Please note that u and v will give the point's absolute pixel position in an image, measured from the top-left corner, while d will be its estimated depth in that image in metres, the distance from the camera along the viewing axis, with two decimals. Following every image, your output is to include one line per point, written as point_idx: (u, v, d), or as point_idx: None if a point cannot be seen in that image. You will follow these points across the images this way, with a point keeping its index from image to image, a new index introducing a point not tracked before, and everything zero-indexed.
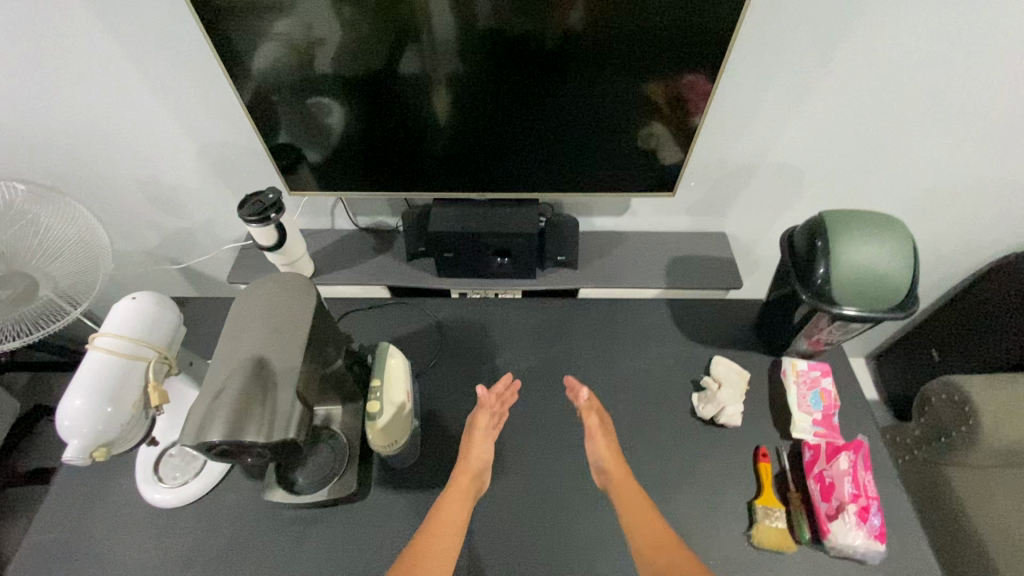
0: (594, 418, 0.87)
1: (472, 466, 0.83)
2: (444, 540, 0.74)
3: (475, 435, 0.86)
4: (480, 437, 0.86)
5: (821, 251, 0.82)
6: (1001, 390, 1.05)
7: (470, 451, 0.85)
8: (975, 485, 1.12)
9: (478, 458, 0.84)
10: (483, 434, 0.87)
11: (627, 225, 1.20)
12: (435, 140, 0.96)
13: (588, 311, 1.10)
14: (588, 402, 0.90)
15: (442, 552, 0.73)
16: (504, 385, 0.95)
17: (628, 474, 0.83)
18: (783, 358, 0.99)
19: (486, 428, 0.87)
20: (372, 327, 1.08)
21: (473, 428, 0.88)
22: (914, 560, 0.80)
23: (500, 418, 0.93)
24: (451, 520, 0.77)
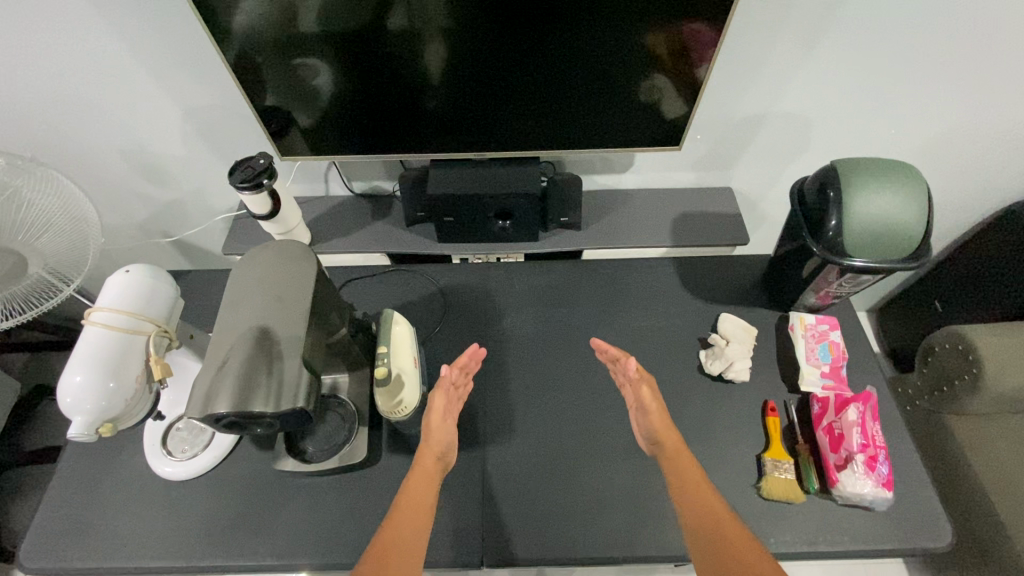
0: (646, 391, 0.82)
1: (434, 449, 0.80)
2: (414, 526, 0.71)
3: (433, 420, 0.82)
4: (439, 420, 0.83)
5: (832, 203, 0.80)
6: (1004, 339, 1.05)
7: (431, 434, 0.82)
8: (976, 432, 1.13)
9: (440, 441, 0.81)
10: (442, 416, 0.84)
11: (631, 183, 1.17)
12: (429, 99, 0.92)
13: (594, 272, 1.08)
14: (637, 372, 0.85)
15: (412, 539, 0.69)
16: (467, 356, 0.89)
17: (681, 444, 0.79)
18: (791, 313, 0.98)
19: (444, 410, 0.84)
20: (374, 295, 1.06)
21: (428, 413, 0.83)
22: (919, 505, 0.81)
23: (461, 391, 0.89)
24: (418, 506, 0.73)
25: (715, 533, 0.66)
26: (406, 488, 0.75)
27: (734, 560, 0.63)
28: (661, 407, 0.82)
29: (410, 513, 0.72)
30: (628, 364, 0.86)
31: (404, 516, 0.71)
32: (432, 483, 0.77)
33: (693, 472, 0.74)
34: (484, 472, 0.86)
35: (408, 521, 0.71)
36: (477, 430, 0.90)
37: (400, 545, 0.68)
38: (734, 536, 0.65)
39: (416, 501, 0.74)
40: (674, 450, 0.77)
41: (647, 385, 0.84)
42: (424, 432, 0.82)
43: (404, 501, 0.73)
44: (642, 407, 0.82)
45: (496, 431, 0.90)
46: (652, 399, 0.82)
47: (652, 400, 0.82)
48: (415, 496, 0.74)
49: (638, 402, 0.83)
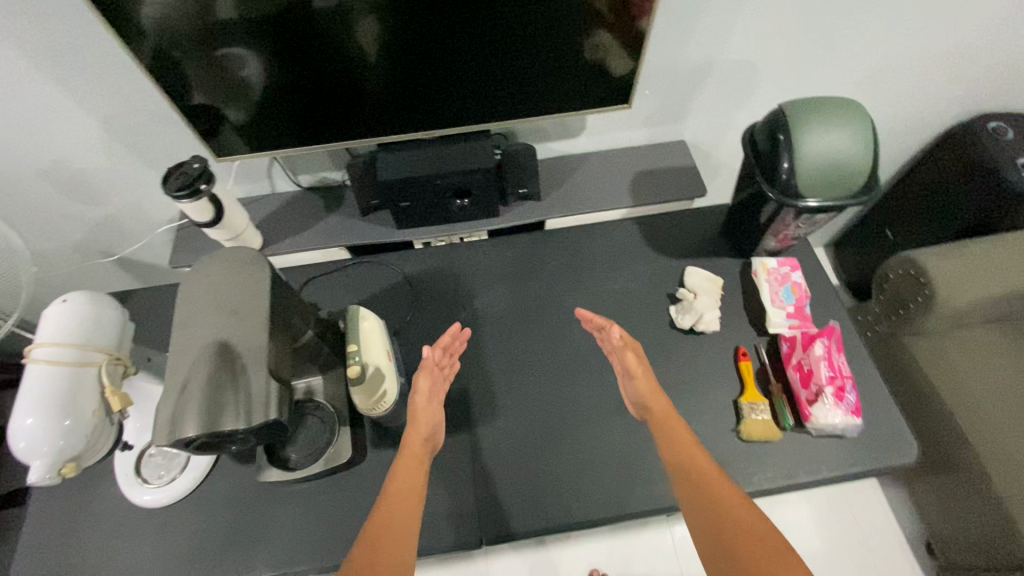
0: (631, 356, 0.83)
1: (420, 433, 0.79)
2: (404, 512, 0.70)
3: (419, 403, 0.81)
4: (424, 402, 0.82)
5: (783, 147, 0.81)
6: (951, 259, 1.11)
7: (418, 417, 0.81)
8: (932, 349, 1.20)
9: (426, 424, 0.80)
10: (427, 399, 0.83)
11: (585, 147, 1.15)
12: (368, 80, 0.88)
13: (559, 242, 1.07)
14: (621, 339, 0.85)
15: (403, 524, 0.68)
16: (450, 336, 0.89)
17: (668, 407, 0.80)
18: (753, 259, 0.99)
19: (429, 391, 0.83)
20: (337, 291, 1.03)
21: (414, 397, 0.82)
22: (885, 425, 0.85)
23: (447, 370, 0.89)
24: (407, 492, 0.72)
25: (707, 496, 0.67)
26: (394, 473, 0.74)
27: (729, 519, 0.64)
28: (649, 372, 0.83)
29: (401, 496, 0.71)
30: (611, 331, 0.85)
31: (394, 501, 0.70)
32: (421, 465, 0.76)
33: (679, 431, 0.76)
34: (471, 453, 0.86)
35: (397, 507, 0.70)
36: (460, 413, 0.90)
37: (390, 532, 0.66)
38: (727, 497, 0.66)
39: (406, 486, 0.73)
40: (661, 414, 0.79)
41: (632, 351, 0.85)
42: (410, 416, 0.81)
43: (393, 486, 0.72)
44: (628, 373, 0.83)
45: (480, 413, 0.90)
46: (637, 365, 0.82)
47: (637, 364, 0.82)
48: (404, 481, 0.73)
49: (624, 368, 0.84)
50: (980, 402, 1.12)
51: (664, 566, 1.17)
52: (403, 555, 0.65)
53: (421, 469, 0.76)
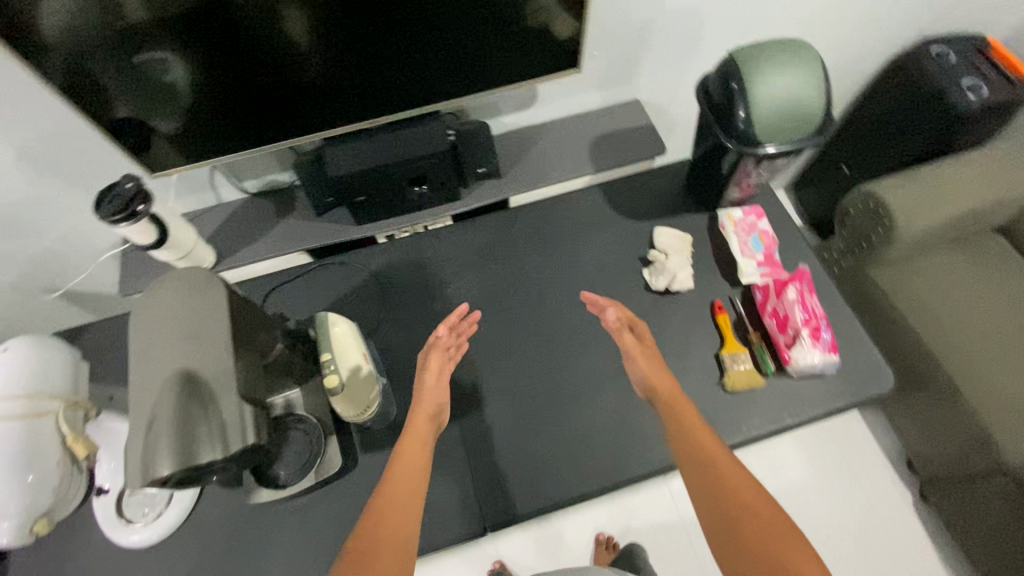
0: (627, 337, 0.84)
1: (426, 409, 0.79)
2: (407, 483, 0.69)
3: (427, 380, 0.81)
4: (432, 381, 0.81)
5: (737, 95, 0.80)
6: (904, 188, 1.15)
7: (423, 396, 0.80)
8: (896, 276, 1.24)
9: (430, 401, 0.80)
10: (436, 377, 0.82)
11: (539, 117, 1.11)
12: (305, 71, 0.82)
13: (525, 219, 1.05)
14: (616, 321, 0.86)
15: (407, 495, 0.68)
16: (458, 316, 0.87)
17: (673, 387, 0.79)
18: (718, 212, 0.99)
19: (438, 369, 0.82)
20: (304, 298, 0.99)
21: (422, 374, 0.82)
22: (861, 358, 0.88)
23: (455, 352, 0.86)
24: (412, 464, 0.72)
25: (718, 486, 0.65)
26: (398, 453, 0.73)
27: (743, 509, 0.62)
28: (650, 352, 0.83)
29: (405, 474, 0.70)
30: (606, 314, 0.87)
31: (397, 478, 0.69)
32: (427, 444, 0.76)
33: (680, 404, 0.77)
34: (464, 444, 0.85)
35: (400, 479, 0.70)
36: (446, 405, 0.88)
37: (393, 502, 0.66)
38: (740, 484, 0.64)
39: (409, 463, 0.72)
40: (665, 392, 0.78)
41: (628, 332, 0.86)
42: (415, 395, 0.81)
43: (397, 465, 0.72)
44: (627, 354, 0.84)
45: (467, 402, 0.89)
46: (632, 344, 0.83)
47: (633, 343, 0.83)
48: (409, 455, 0.73)
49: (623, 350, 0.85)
50: (941, 320, 1.18)
51: (667, 521, 1.21)
52: (406, 526, 0.64)
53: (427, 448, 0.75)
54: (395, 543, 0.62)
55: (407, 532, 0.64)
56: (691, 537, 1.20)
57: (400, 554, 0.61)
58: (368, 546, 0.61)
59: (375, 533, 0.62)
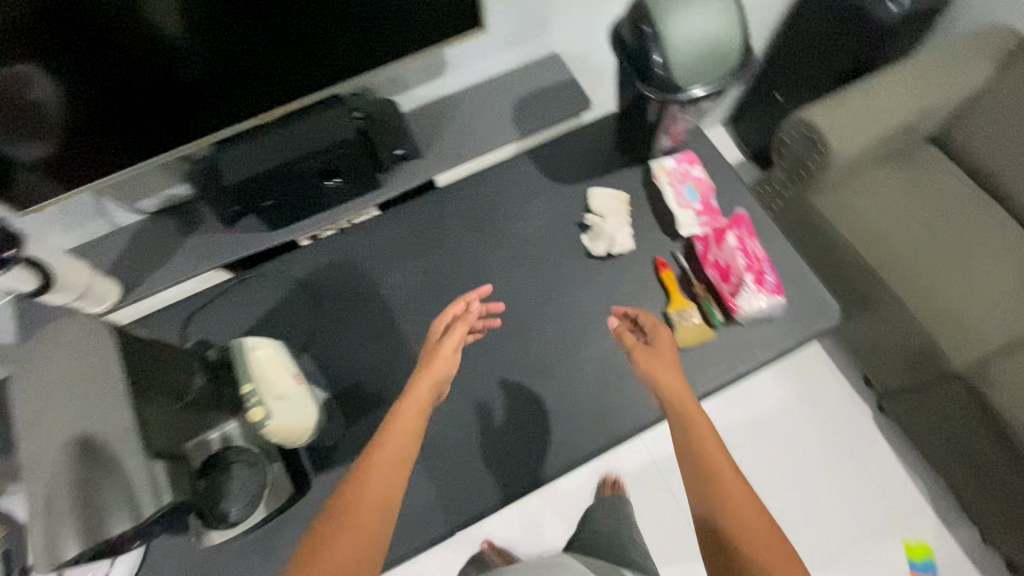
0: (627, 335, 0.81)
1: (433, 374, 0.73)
2: (399, 438, 0.64)
3: (444, 349, 0.75)
4: (448, 350, 0.75)
5: (651, 40, 0.74)
6: (833, 110, 1.14)
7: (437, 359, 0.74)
8: (838, 200, 1.23)
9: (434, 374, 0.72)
10: (452, 350, 0.76)
11: (452, 86, 1.03)
12: (189, 66, 0.73)
13: (453, 198, 0.98)
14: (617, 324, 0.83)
15: (397, 449, 0.63)
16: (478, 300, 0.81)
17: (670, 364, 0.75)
18: (651, 163, 0.95)
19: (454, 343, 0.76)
20: (226, 318, 0.90)
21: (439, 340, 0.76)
22: (806, 295, 0.87)
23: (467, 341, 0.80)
24: (410, 422, 0.66)
25: (714, 489, 0.59)
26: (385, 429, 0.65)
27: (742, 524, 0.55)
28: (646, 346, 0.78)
29: (400, 430, 0.65)
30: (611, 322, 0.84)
31: (380, 458, 0.61)
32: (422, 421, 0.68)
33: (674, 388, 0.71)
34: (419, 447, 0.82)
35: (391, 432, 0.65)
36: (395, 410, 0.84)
37: (382, 455, 0.62)
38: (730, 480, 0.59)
39: (398, 442, 0.64)
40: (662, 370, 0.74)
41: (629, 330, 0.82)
42: (428, 358, 0.75)
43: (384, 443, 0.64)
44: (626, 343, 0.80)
45: None
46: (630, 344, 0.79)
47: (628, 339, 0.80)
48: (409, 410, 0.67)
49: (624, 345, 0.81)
50: (883, 238, 1.19)
51: (642, 474, 1.23)
52: (390, 480, 0.60)
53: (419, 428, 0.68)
54: (366, 532, 0.55)
55: (380, 518, 0.57)
56: (670, 484, 1.21)
57: (369, 547, 0.54)
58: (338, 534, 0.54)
59: (345, 519, 0.55)
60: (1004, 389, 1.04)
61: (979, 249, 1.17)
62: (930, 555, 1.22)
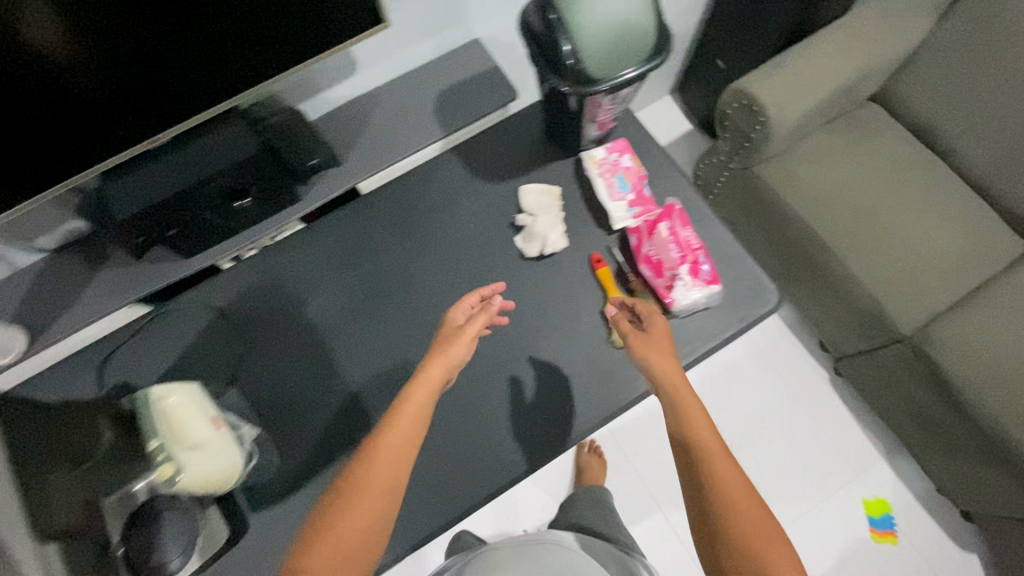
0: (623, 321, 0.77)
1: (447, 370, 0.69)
2: (407, 446, 0.61)
3: (465, 339, 0.71)
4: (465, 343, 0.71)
5: (558, 30, 0.69)
6: (770, 77, 1.10)
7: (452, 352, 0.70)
8: (781, 169, 1.21)
9: (447, 360, 0.68)
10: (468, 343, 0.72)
11: (366, 85, 0.95)
12: (82, 87, 0.66)
13: (379, 206, 0.93)
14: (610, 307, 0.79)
15: (402, 462, 0.60)
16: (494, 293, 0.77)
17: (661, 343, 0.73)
18: (581, 155, 0.91)
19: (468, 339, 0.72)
20: (145, 358, 0.85)
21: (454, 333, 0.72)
22: (746, 282, 0.85)
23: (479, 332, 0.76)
24: (419, 425, 0.64)
25: (700, 459, 0.59)
26: (390, 416, 0.63)
27: (724, 495, 0.57)
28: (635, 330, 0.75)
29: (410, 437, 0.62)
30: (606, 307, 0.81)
31: (383, 452, 0.59)
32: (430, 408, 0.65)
33: (665, 362, 0.70)
34: None
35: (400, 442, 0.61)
36: (331, 441, 0.80)
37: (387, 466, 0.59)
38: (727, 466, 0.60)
39: (403, 433, 0.62)
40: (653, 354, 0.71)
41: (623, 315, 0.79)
42: (442, 349, 0.71)
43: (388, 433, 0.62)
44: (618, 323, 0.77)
45: (353, 431, 0.80)
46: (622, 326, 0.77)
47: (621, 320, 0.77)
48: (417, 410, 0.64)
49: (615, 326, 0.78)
50: (829, 207, 1.17)
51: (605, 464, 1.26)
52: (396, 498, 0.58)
53: (426, 415, 0.65)
54: (362, 530, 0.55)
55: (380, 512, 0.56)
56: (630, 460, 1.27)
57: (366, 545, 0.55)
58: (334, 532, 0.54)
59: (344, 516, 0.55)
60: (948, 349, 1.06)
61: (924, 208, 1.16)
62: (888, 509, 1.26)
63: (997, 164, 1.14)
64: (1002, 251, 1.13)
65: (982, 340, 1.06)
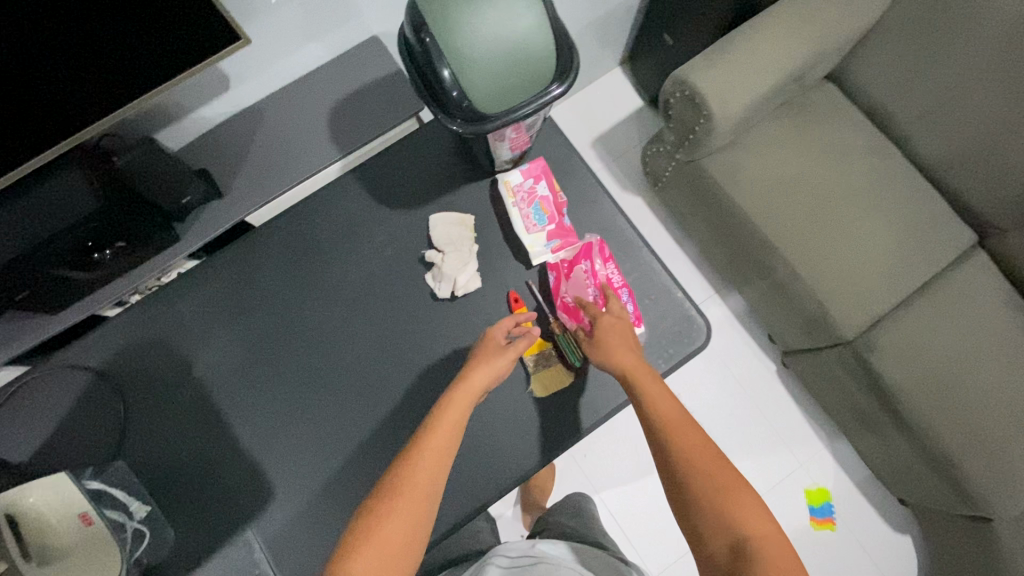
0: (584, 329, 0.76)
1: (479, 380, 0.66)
2: (435, 455, 0.58)
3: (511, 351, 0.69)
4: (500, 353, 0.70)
5: (435, 56, 0.58)
6: (716, 66, 1.00)
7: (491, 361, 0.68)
8: (730, 162, 1.12)
9: (489, 371, 0.67)
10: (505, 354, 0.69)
11: (246, 98, 0.82)
12: None
13: (274, 241, 0.83)
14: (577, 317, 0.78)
15: (430, 476, 0.56)
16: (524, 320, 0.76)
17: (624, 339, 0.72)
18: (496, 178, 0.84)
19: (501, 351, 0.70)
20: (13, 431, 0.76)
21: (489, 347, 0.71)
22: (668, 317, 0.82)
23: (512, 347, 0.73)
24: (452, 429, 0.61)
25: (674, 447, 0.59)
26: (430, 423, 0.61)
27: (693, 470, 0.56)
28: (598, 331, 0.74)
29: (438, 445, 0.59)
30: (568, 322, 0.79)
31: (424, 458, 0.57)
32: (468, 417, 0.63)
33: (626, 357, 0.69)
34: (264, 548, 0.74)
35: (431, 451, 0.58)
36: (233, 512, 0.74)
37: (411, 481, 0.55)
38: (695, 448, 0.58)
39: (439, 441, 0.60)
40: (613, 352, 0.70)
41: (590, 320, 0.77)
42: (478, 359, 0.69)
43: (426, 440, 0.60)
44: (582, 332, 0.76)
45: (255, 501, 0.75)
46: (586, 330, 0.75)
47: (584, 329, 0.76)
48: (453, 417, 0.62)
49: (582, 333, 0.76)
50: (776, 205, 1.09)
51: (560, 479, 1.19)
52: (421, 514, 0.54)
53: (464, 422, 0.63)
54: (405, 536, 0.52)
55: (421, 518, 0.54)
56: (580, 464, 1.20)
57: (407, 550, 0.52)
58: (375, 535, 0.51)
59: (385, 516, 0.53)
60: (888, 355, 1.04)
61: (874, 203, 1.10)
62: (826, 498, 1.29)
63: (951, 154, 1.08)
64: (948, 247, 1.09)
65: (922, 344, 1.04)
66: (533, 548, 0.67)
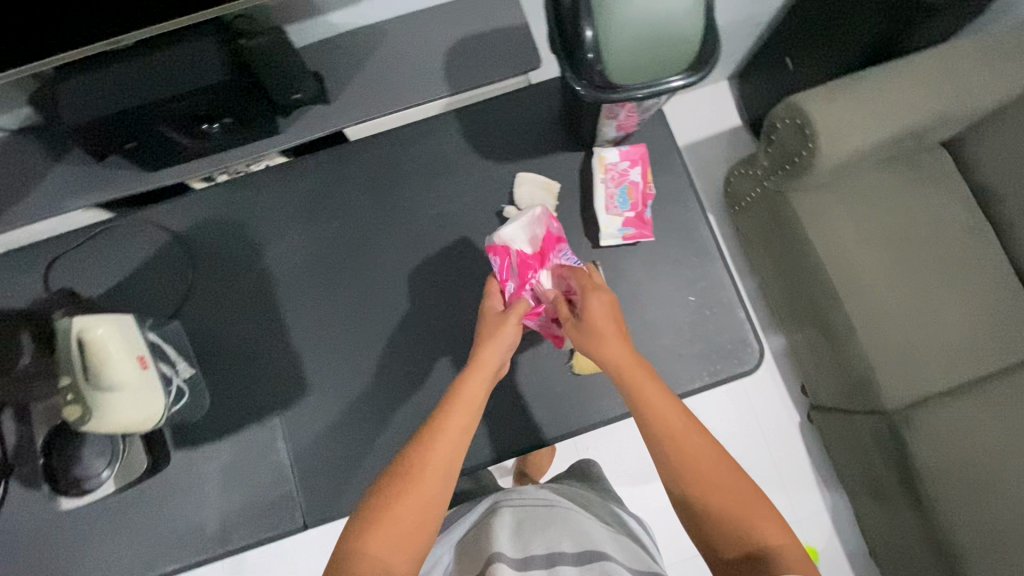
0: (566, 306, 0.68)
1: (491, 364, 0.64)
2: (452, 439, 0.57)
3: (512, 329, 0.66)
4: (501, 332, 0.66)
5: (589, 14, 0.58)
6: (835, 102, 0.96)
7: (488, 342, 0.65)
8: (817, 203, 1.08)
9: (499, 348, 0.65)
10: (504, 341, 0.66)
11: (376, 15, 0.84)
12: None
13: (364, 157, 0.85)
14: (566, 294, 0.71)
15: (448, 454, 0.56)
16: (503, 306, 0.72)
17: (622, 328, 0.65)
18: (591, 152, 0.84)
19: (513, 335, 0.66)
20: (94, 268, 0.81)
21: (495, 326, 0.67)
22: (721, 332, 0.81)
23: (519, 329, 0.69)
24: (463, 418, 0.59)
25: (685, 460, 0.55)
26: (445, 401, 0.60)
27: (703, 486, 0.54)
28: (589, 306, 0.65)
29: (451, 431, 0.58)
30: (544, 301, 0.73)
31: (441, 440, 0.57)
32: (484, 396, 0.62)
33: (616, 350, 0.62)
34: (286, 437, 0.77)
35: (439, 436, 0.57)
36: (264, 397, 0.78)
37: (427, 463, 0.55)
38: (709, 460, 0.55)
39: (454, 423, 0.58)
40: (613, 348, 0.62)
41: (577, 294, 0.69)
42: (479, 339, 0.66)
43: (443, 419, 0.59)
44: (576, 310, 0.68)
45: (290, 391, 0.78)
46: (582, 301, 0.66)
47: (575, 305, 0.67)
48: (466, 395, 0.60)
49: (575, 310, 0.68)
50: (853, 257, 1.06)
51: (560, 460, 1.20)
52: (435, 496, 0.54)
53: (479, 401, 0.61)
54: (421, 516, 0.53)
55: (434, 500, 0.54)
56: (583, 452, 1.21)
57: (421, 531, 0.53)
58: (392, 518, 0.52)
59: (400, 498, 0.53)
60: (926, 437, 1.00)
61: (954, 281, 1.06)
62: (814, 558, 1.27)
63: None
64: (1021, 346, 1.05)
65: (964, 435, 1.00)
66: (539, 496, 0.64)
